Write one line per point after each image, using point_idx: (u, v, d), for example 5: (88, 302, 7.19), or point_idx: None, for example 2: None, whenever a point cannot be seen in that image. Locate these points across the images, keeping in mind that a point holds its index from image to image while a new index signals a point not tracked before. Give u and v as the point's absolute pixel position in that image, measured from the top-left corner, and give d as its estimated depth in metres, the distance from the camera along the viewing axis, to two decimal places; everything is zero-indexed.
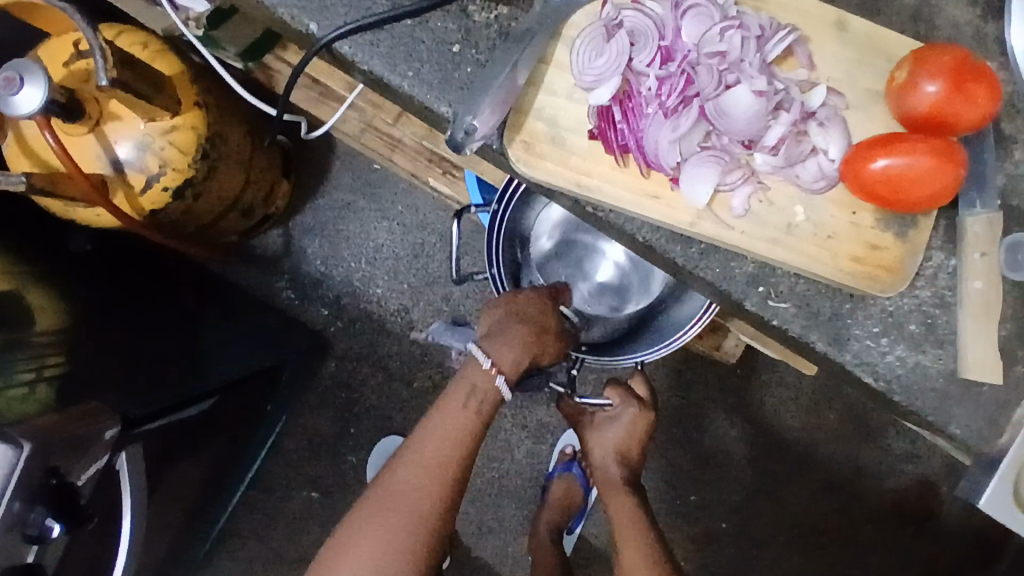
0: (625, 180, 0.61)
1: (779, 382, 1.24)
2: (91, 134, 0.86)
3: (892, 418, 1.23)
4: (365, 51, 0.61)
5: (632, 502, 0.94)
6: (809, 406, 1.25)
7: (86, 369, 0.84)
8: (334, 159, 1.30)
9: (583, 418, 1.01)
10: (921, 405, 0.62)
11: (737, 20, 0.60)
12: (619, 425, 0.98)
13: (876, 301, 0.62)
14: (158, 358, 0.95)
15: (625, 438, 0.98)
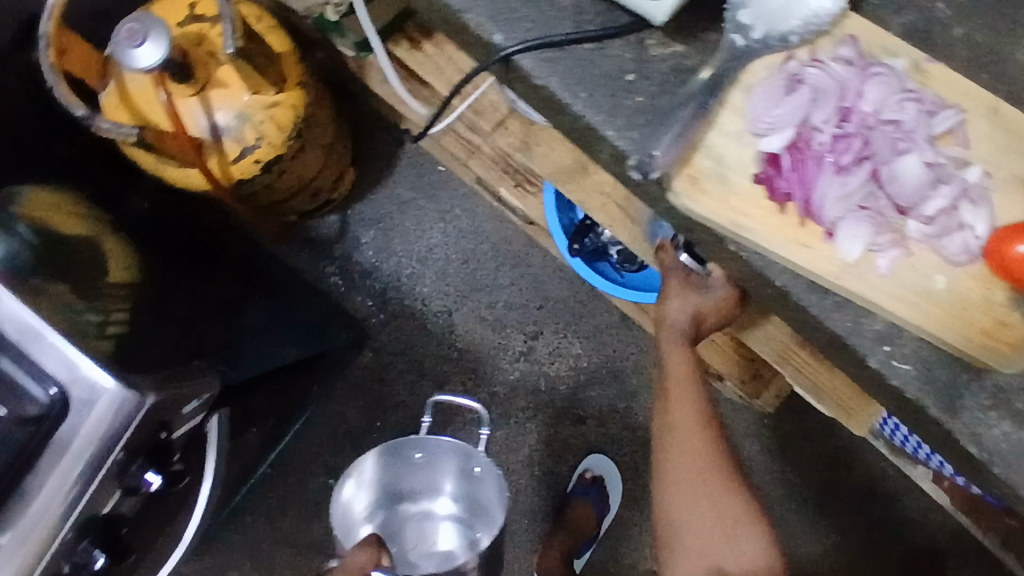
0: (776, 225, 0.61)
1: (806, 435, 1.26)
2: (195, 98, 0.88)
3: (912, 486, 1.25)
4: (544, 68, 0.60)
5: (698, 396, 0.87)
6: (832, 462, 1.27)
7: (153, 325, 0.83)
8: (402, 155, 1.32)
9: (671, 285, 0.86)
10: None
11: (915, 93, 0.63)
12: (706, 300, 0.83)
13: None
14: (215, 320, 0.92)
15: (710, 311, 0.84)
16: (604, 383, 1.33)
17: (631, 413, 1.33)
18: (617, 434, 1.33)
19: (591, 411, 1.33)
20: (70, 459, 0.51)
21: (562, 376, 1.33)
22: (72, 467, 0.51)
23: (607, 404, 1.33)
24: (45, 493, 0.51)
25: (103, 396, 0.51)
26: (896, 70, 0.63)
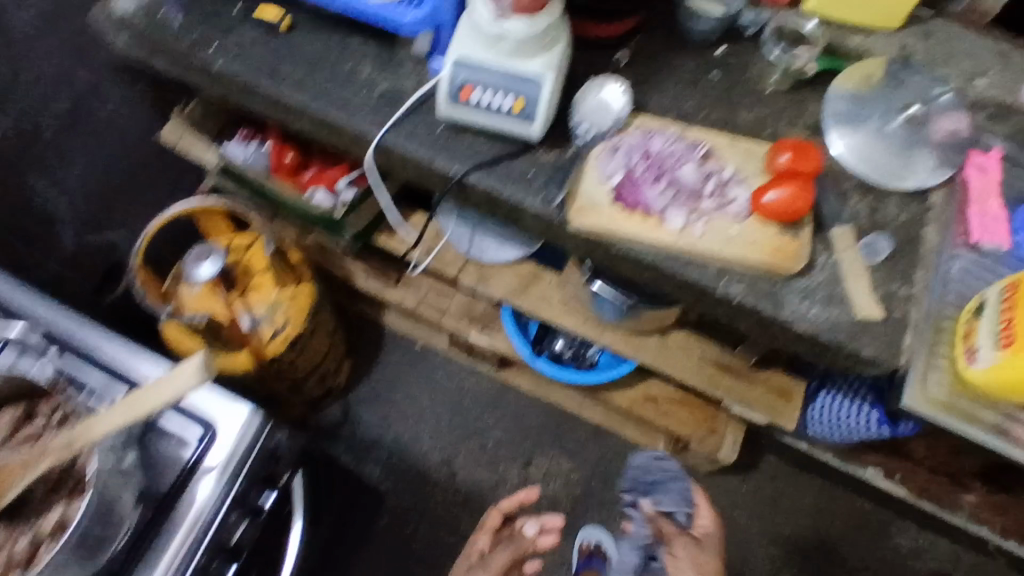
0: (638, 225, 0.81)
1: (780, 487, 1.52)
2: (238, 301, 1.19)
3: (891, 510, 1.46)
4: (484, 177, 0.85)
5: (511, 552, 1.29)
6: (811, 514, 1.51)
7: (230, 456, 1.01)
8: (386, 341, 1.61)
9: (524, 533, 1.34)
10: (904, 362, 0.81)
11: (681, 138, 0.84)
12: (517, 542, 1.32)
13: (868, 327, 0.81)
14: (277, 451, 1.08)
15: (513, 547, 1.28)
16: (597, 490, 1.52)
17: (628, 511, 1.51)
18: (623, 534, 1.50)
19: (591, 519, 1.51)
20: (221, 474, 0.74)
21: (559, 493, 1.52)
22: (218, 481, 0.73)
23: (606, 510, 1.51)
24: (195, 508, 0.72)
25: (240, 415, 0.75)
26: (667, 102, 0.92)
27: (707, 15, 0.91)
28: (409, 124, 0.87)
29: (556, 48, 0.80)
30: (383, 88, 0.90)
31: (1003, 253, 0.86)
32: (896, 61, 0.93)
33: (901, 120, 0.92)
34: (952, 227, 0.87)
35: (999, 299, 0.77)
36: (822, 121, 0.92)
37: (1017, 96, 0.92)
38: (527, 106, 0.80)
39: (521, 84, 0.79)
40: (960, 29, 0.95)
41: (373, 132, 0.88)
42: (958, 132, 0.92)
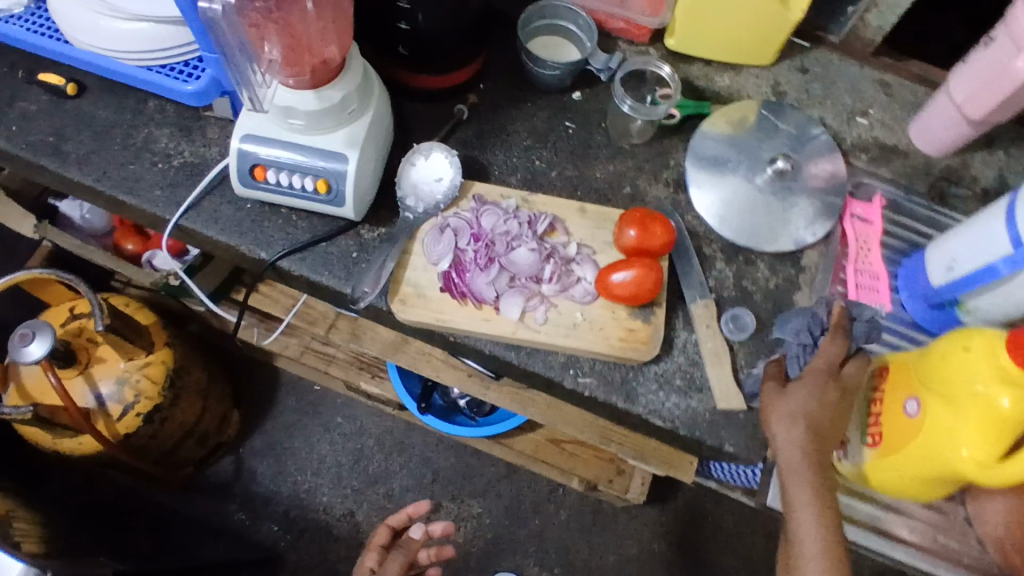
0: (470, 316, 0.71)
1: (700, 517, 1.47)
2: (80, 376, 1.07)
3: None
4: (299, 262, 0.74)
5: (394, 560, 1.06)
6: (731, 541, 1.46)
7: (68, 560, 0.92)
8: (281, 386, 1.48)
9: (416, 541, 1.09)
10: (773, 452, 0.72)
11: (515, 213, 0.74)
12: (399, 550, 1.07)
13: (732, 416, 0.72)
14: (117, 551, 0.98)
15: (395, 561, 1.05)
16: (511, 532, 1.44)
17: (542, 553, 1.43)
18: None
19: (506, 564, 1.42)
20: None
21: (472, 539, 1.43)
22: None
23: (520, 553, 1.43)
24: None
25: (13, 571, 0.69)
26: (514, 160, 0.81)
27: (550, 62, 0.80)
28: (209, 205, 0.76)
29: (362, 118, 0.69)
30: (182, 160, 0.78)
31: (884, 313, 0.81)
32: (767, 103, 0.85)
33: (769, 173, 0.80)
34: (830, 287, 0.80)
35: (869, 384, 0.70)
36: (686, 176, 0.82)
37: (898, 136, 0.86)
38: (332, 186, 0.70)
39: (322, 163, 0.69)
40: (838, 61, 0.88)
41: (165, 216, 0.75)
42: (836, 175, 0.83)
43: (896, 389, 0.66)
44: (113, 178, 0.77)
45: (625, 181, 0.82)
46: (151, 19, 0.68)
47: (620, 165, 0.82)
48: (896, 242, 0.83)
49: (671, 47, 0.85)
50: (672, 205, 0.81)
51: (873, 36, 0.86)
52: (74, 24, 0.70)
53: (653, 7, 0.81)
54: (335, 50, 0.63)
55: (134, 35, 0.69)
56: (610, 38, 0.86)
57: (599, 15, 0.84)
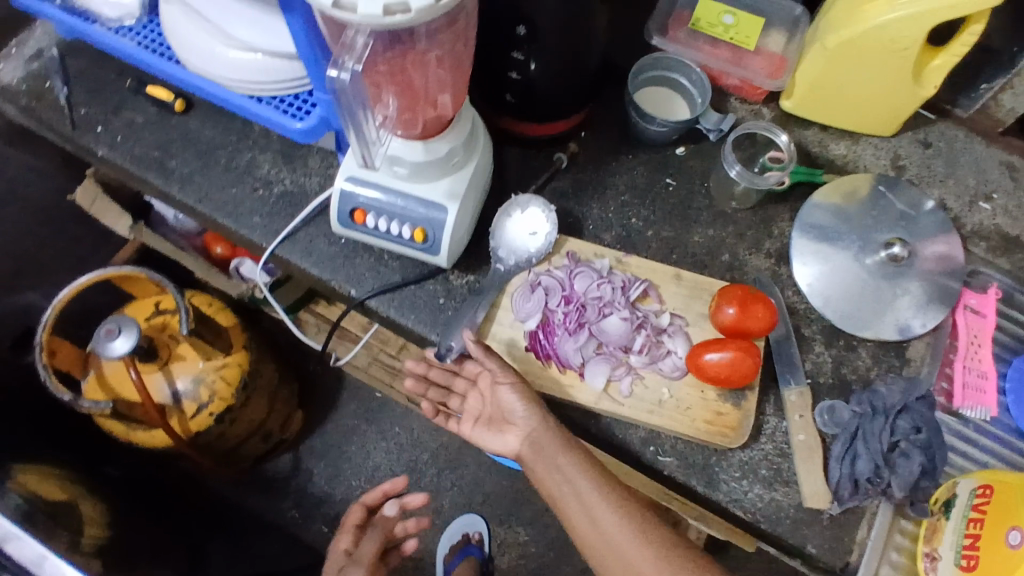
0: (553, 381, 0.70)
1: None
2: (159, 371, 1.10)
3: None
4: (387, 302, 0.74)
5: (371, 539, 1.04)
6: None
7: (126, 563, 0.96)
8: (344, 389, 1.49)
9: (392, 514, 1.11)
10: (858, 556, 0.69)
11: (609, 277, 0.73)
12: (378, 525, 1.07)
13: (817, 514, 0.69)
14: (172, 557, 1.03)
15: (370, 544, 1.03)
16: (554, 565, 1.42)
17: None
18: None
19: None
20: None
21: (514, 566, 1.42)
22: None
23: None
24: None
25: None
26: (610, 216, 0.79)
27: (660, 120, 0.77)
28: (305, 236, 0.76)
29: (466, 170, 0.68)
30: (282, 188, 0.79)
31: (989, 418, 0.75)
32: (883, 178, 0.80)
33: (881, 257, 0.76)
34: (934, 383, 0.75)
35: (967, 502, 0.65)
36: (789, 249, 0.78)
37: (1022, 227, 0.80)
38: (429, 235, 0.69)
39: (421, 212, 0.68)
40: (963, 137, 0.83)
41: (261, 243, 0.76)
42: (952, 257, 0.77)
43: (997, 516, 0.61)
44: (215, 201, 0.78)
45: (725, 248, 0.79)
46: (265, 51, 0.68)
47: (721, 231, 0.79)
48: (1007, 341, 0.78)
49: (784, 109, 0.82)
50: (772, 278, 0.77)
51: (1007, 117, 0.80)
52: (192, 51, 0.70)
53: (773, 69, 0.78)
54: (450, 98, 0.59)
55: (248, 66, 0.69)
56: (721, 94, 0.83)
57: (713, 72, 0.81)
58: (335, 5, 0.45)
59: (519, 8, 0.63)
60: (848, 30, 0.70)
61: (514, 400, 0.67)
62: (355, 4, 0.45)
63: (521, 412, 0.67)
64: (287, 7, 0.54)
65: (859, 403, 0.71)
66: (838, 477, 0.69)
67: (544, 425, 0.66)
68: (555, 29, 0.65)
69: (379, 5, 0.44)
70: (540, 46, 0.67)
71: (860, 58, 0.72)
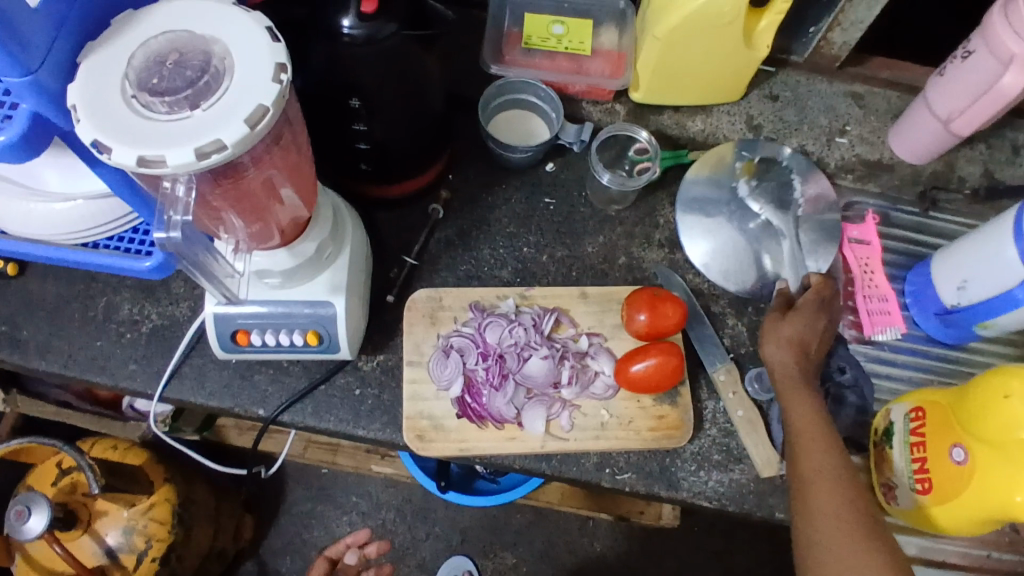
0: (494, 438, 0.68)
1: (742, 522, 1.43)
2: (85, 534, 1.01)
3: None
4: (301, 411, 0.70)
5: None
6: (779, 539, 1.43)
7: None
8: (289, 477, 1.41)
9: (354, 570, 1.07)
10: None
11: (518, 318, 0.72)
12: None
13: (776, 480, 0.71)
14: None
15: None
16: None
17: None
18: None
19: None
20: None
21: None
22: None
23: None
24: None
25: None
26: (502, 252, 0.78)
27: (522, 147, 0.76)
28: (192, 367, 0.71)
29: (343, 259, 0.65)
30: (151, 324, 0.72)
31: (900, 336, 0.79)
32: (743, 142, 0.82)
33: (761, 219, 0.79)
34: (842, 319, 0.79)
35: (905, 427, 0.68)
36: (678, 232, 0.79)
37: (879, 150, 0.85)
38: (323, 335, 0.65)
39: (307, 313, 0.64)
40: (806, 81, 0.87)
41: (147, 390, 0.70)
42: (825, 197, 0.81)
43: (937, 434, 0.64)
44: (81, 361, 0.71)
45: (620, 250, 0.79)
46: (84, 197, 0.62)
47: (611, 234, 0.79)
48: (896, 258, 0.82)
49: (636, 101, 0.82)
50: (671, 267, 0.78)
51: (838, 53, 0.84)
52: (3, 217, 0.63)
53: (613, 67, 0.79)
54: (294, 191, 0.54)
55: (70, 217, 0.63)
56: (573, 101, 0.82)
57: (558, 83, 0.81)
58: (141, 162, 0.41)
59: (348, 83, 0.60)
60: (671, 18, 0.71)
61: (778, 340, 0.70)
62: (161, 156, 0.41)
63: (786, 352, 0.69)
64: (90, 162, 0.50)
65: None
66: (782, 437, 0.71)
67: (795, 364, 0.69)
68: (392, 94, 0.62)
69: (189, 151, 0.41)
70: (381, 112, 0.64)
71: (690, 39, 0.73)
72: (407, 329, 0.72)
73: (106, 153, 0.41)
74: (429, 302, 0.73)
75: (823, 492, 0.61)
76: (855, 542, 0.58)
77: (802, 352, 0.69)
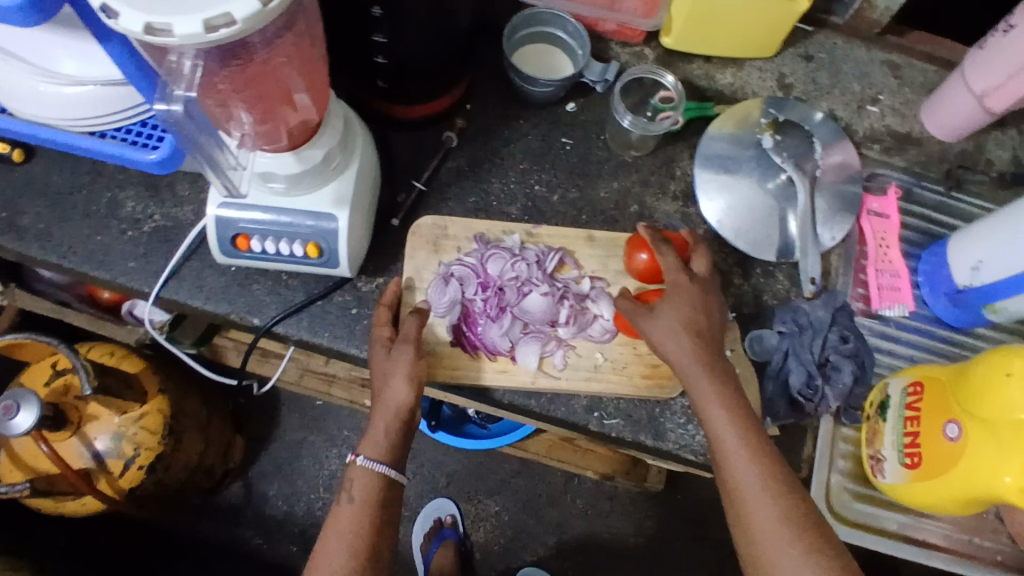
0: (486, 369, 0.68)
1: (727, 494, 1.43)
2: (74, 437, 1.02)
3: None
4: (296, 324, 0.69)
5: None
6: None
7: None
8: (282, 405, 1.42)
9: None
10: (806, 473, 0.71)
11: (522, 254, 0.71)
12: None
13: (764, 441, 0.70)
14: None
15: None
16: (531, 528, 1.40)
17: (570, 545, 1.40)
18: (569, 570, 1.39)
19: (528, 559, 1.38)
20: None
21: (491, 537, 1.39)
22: None
23: (545, 547, 1.39)
24: None
25: None
26: (512, 187, 0.76)
27: (543, 80, 0.74)
28: (190, 271, 0.70)
29: (350, 172, 0.64)
30: (153, 224, 0.72)
31: (907, 314, 0.77)
32: (773, 100, 0.79)
33: (781, 180, 0.77)
34: (851, 292, 0.77)
35: (900, 401, 0.67)
36: (694, 186, 0.77)
37: (910, 123, 0.82)
38: (323, 248, 0.64)
39: (310, 225, 0.63)
40: (843, 45, 0.84)
41: (144, 289, 0.70)
42: (849, 165, 0.79)
43: (932, 411, 0.63)
44: (81, 254, 0.70)
45: (634, 199, 0.77)
46: (94, 82, 0.61)
47: (625, 181, 0.78)
48: (913, 236, 0.80)
49: (666, 46, 0.80)
50: (682, 220, 0.77)
51: (879, 18, 0.81)
52: (11, 95, 0.62)
53: (647, 7, 0.76)
54: (306, 94, 0.53)
55: (79, 102, 0.62)
56: (601, 41, 0.80)
57: (587, 19, 0.78)
58: (148, 30, 0.40)
59: None
60: None
61: (667, 327, 0.63)
62: (169, 25, 0.39)
63: (674, 338, 0.62)
64: (99, 35, 0.49)
65: (785, 323, 0.72)
66: (773, 396, 0.70)
67: (689, 351, 0.62)
68: (414, 6, 0.60)
69: (197, 22, 0.40)
70: (401, 26, 0.62)
71: None
72: (409, 254, 0.71)
73: (113, 18, 0.40)
74: (434, 229, 0.72)
75: (750, 492, 0.57)
76: (795, 555, 0.54)
77: (692, 334, 0.63)
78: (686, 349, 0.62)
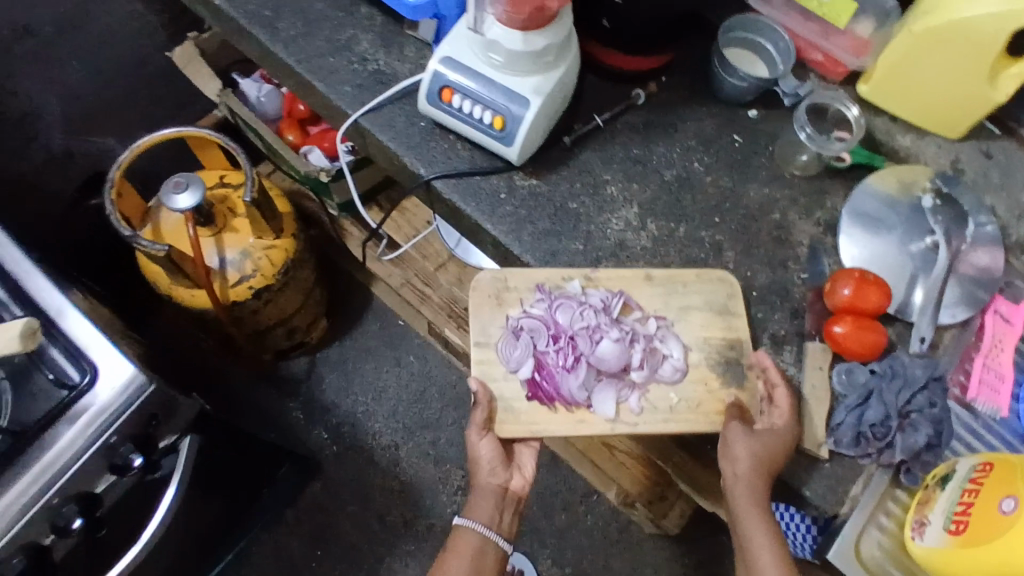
0: (563, 421, 0.75)
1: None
2: (212, 238, 1.15)
3: None
4: (452, 187, 0.78)
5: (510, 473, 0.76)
6: None
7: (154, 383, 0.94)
8: (370, 311, 1.53)
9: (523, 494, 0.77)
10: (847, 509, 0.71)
11: (586, 300, 0.77)
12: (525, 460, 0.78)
13: (815, 460, 0.72)
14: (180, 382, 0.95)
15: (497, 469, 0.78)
16: (536, 519, 1.41)
17: (563, 551, 1.40)
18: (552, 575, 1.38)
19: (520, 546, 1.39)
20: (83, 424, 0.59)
21: None
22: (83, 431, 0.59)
23: (540, 542, 1.40)
24: (58, 446, 0.58)
25: (121, 374, 0.60)
26: (674, 156, 0.83)
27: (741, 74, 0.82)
28: (388, 112, 0.82)
29: (555, 73, 0.73)
30: (375, 67, 0.84)
31: (999, 418, 0.77)
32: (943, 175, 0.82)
33: (924, 245, 0.80)
34: (951, 374, 0.78)
35: (965, 474, 0.67)
36: (839, 220, 0.81)
37: None
38: (507, 125, 0.73)
39: (505, 101, 0.72)
40: None
41: (348, 111, 0.81)
42: (993, 264, 0.80)
43: (996, 486, 0.63)
44: (313, 65, 0.83)
45: (778, 207, 0.82)
46: None
47: (777, 193, 0.83)
48: None
49: (862, 94, 0.85)
50: (815, 244, 0.81)
51: None
52: None
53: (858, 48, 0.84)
54: None
55: None
56: (802, 69, 0.87)
57: (799, 41, 0.86)
58: None
59: None
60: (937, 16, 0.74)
61: (745, 448, 0.69)
62: None
63: (746, 462, 0.68)
64: None
65: (881, 366, 0.74)
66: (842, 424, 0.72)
67: (757, 474, 0.68)
68: None
69: None
70: None
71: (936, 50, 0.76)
72: (474, 311, 0.78)
73: None
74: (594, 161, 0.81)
75: None
76: None
77: (765, 466, 0.68)
78: (751, 477, 0.68)
